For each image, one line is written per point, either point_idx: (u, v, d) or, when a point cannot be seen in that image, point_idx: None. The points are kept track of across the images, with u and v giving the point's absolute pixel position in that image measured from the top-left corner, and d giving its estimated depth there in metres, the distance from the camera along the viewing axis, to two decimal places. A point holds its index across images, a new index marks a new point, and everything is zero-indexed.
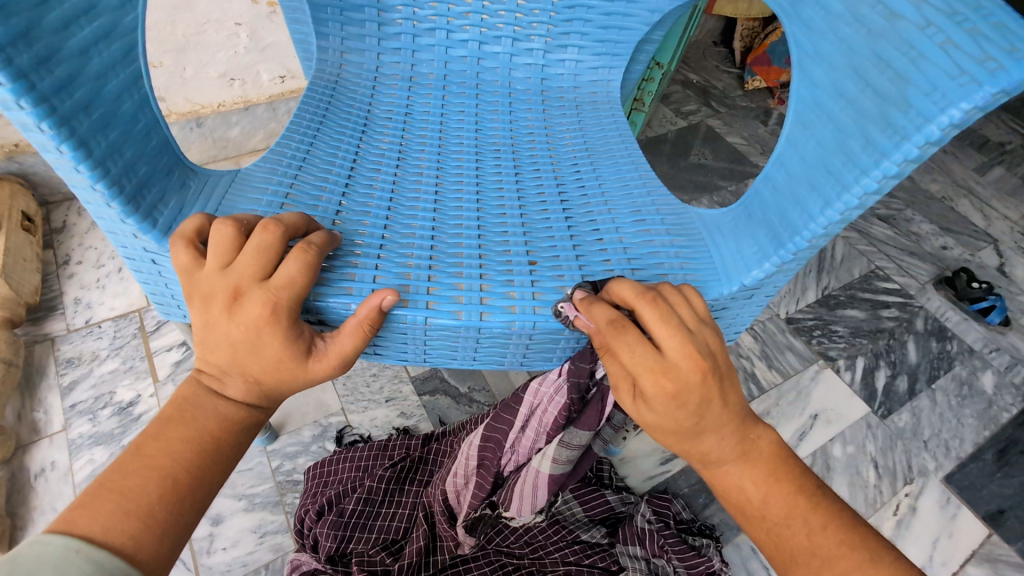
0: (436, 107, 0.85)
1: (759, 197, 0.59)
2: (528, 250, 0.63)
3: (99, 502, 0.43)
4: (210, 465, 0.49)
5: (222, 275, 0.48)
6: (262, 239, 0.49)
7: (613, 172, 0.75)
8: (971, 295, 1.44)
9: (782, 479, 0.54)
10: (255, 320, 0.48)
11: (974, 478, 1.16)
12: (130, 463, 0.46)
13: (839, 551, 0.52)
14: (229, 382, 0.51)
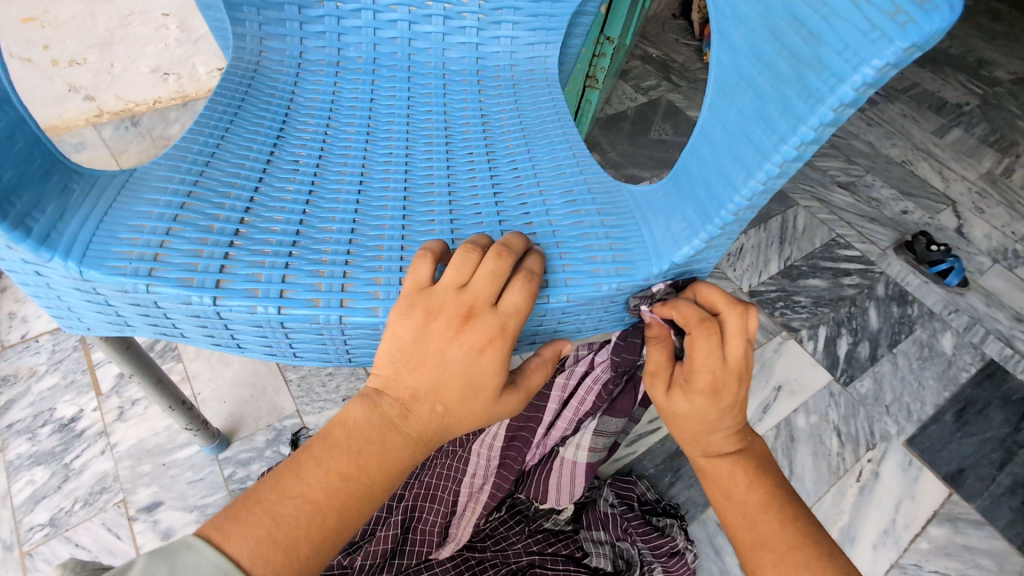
0: (364, 93, 0.81)
1: (687, 170, 0.57)
2: (454, 240, 0.60)
3: (253, 521, 0.45)
4: (366, 498, 0.49)
5: (459, 293, 0.51)
6: (496, 267, 0.51)
7: (547, 154, 0.72)
8: (931, 258, 1.44)
9: (765, 474, 0.60)
10: (434, 349, 0.50)
11: (935, 439, 1.17)
12: (289, 483, 0.47)
13: (803, 543, 0.56)
14: (393, 405, 0.51)
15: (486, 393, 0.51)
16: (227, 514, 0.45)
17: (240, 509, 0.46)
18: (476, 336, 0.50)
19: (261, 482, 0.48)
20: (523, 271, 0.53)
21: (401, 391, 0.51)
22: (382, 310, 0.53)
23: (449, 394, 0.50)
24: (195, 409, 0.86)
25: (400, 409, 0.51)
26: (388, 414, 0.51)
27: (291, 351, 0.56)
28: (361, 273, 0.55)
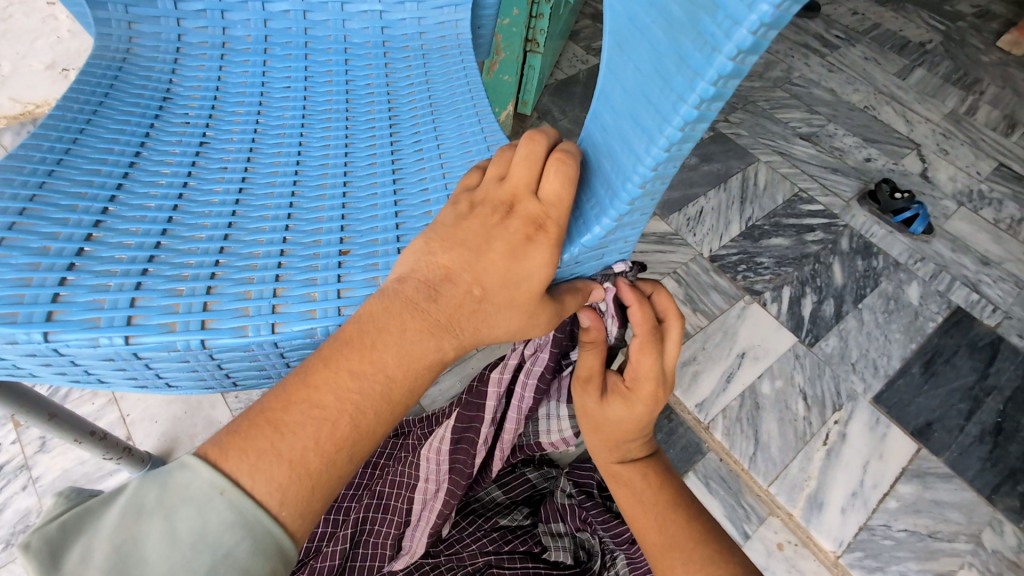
0: (253, 76, 0.72)
1: (593, 138, 0.50)
2: (342, 239, 0.53)
3: (253, 433, 0.37)
4: (381, 403, 0.40)
5: (499, 185, 0.44)
6: (534, 146, 0.43)
7: (455, 133, 0.64)
8: (895, 207, 1.39)
9: (669, 480, 0.69)
10: (470, 239, 0.42)
11: (902, 394, 1.15)
12: (295, 389, 0.38)
13: (705, 535, 0.63)
14: (415, 294, 0.41)
15: (531, 286, 0.41)
16: (229, 429, 0.38)
17: (240, 421, 0.38)
18: (519, 220, 0.42)
19: (269, 390, 0.39)
20: (563, 150, 0.44)
21: (426, 280, 0.42)
22: (251, 329, 0.46)
23: (490, 280, 0.41)
24: (109, 438, 0.79)
25: (426, 296, 0.41)
26: (412, 300, 0.41)
27: (162, 381, 0.50)
28: (228, 286, 0.48)
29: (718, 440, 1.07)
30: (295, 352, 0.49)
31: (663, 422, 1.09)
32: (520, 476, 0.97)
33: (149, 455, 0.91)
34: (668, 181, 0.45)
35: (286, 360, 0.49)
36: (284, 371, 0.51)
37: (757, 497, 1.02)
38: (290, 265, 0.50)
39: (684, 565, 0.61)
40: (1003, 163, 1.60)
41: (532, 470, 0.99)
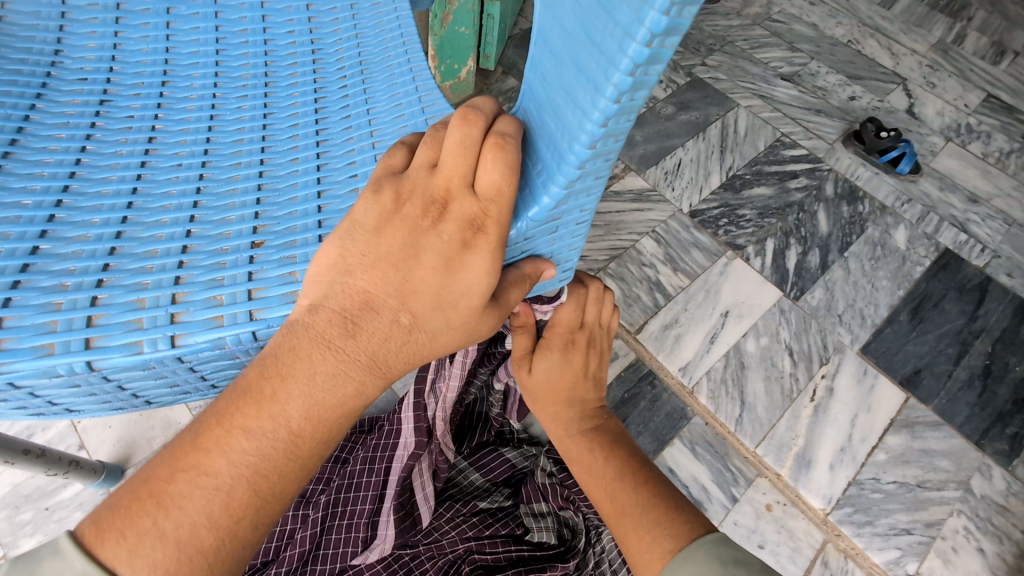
0: (154, 39, 0.60)
1: (533, 92, 0.42)
2: (257, 228, 0.45)
3: (132, 511, 0.33)
4: (290, 460, 0.35)
5: (431, 177, 0.38)
6: (468, 130, 0.36)
7: (387, 94, 0.56)
8: (881, 147, 1.32)
9: (617, 448, 0.65)
10: (397, 249, 0.37)
11: (890, 343, 1.11)
12: (184, 453, 0.34)
13: (656, 499, 0.57)
14: (326, 330, 0.36)
15: (469, 302, 0.38)
16: (106, 505, 0.34)
17: (119, 495, 0.34)
18: (455, 222, 0.37)
19: (161, 453, 0.35)
20: (502, 131, 0.37)
21: (341, 310, 0.37)
22: (146, 345, 0.38)
23: (420, 301, 0.37)
24: (48, 453, 0.72)
25: (342, 331, 0.36)
26: (325, 337, 0.36)
27: (61, 408, 0.42)
28: (121, 291, 0.40)
29: (703, 404, 1.04)
30: (207, 365, 0.41)
31: (646, 389, 1.05)
32: (499, 454, 0.92)
33: (104, 463, 0.84)
34: (624, 137, 0.38)
35: (202, 375, 0.42)
36: (203, 385, 0.44)
37: (745, 459, 1.00)
38: (193, 263, 0.42)
39: (636, 535, 0.55)
40: (991, 94, 1.52)
41: (510, 448, 0.94)
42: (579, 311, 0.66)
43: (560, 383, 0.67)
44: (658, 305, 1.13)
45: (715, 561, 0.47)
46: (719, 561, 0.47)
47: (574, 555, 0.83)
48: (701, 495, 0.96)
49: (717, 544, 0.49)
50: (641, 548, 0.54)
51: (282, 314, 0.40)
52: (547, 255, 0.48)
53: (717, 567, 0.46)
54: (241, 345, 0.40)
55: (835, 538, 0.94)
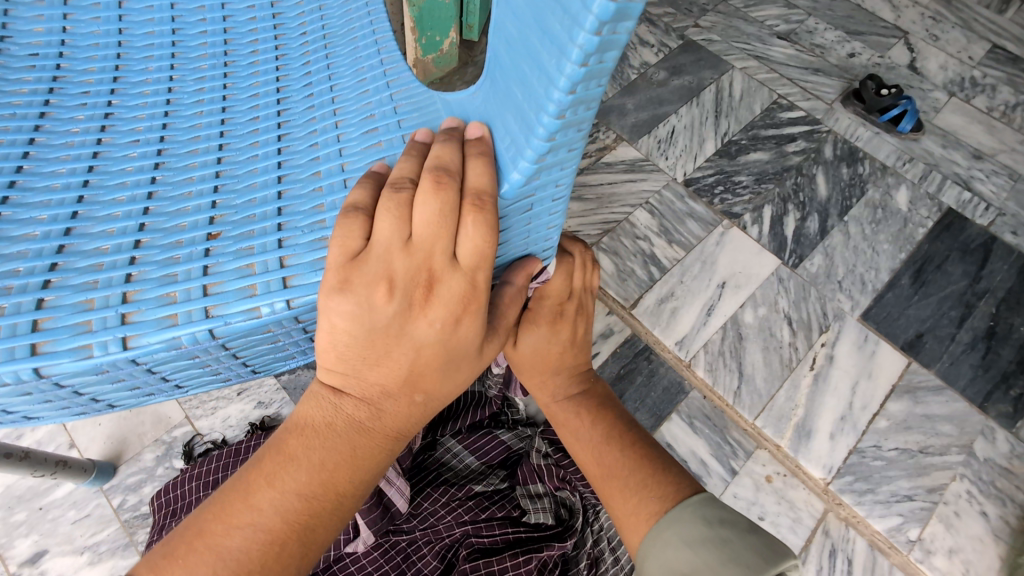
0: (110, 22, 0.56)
1: (497, 58, 0.39)
2: (214, 218, 0.42)
3: (196, 559, 0.39)
4: (331, 516, 0.42)
5: (407, 254, 0.37)
6: (443, 199, 0.37)
7: (350, 67, 0.52)
8: (882, 105, 1.27)
9: (606, 411, 0.64)
10: (394, 339, 0.39)
11: (891, 308, 1.09)
12: (239, 510, 0.40)
13: (640, 461, 0.59)
14: (356, 407, 0.41)
15: (469, 371, 0.42)
16: (167, 554, 0.39)
17: (180, 545, 0.39)
18: (443, 306, 0.38)
19: (212, 507, 0.41)
20: (477, 190, 0.37)
21: (363, 390, 0.41)
22: (95, 347, 0.36)
23: (428, 382, 0.41)
24: (33, 455, 0.72)
25: (367, 412, 0.41)
26: (355, 419, 0.41)
27: (17, 416, 0.40)
28: (68, 293, 0.38)
29: (701, 377, 1.02)
30: (166, 366, 0.39)
31: (642, 364, 1.04)
32: (493, 437, 0.92)
33: (94, 461, 0.83)
34: (596, 104, 0.35)
35: (162, 377, 0.40)
36: (166, 387, 0.42)
37: (744, 431, 0.99)
38: (146, 258, 0.40)
39: (623, 496, 0.57)
40: (996, 45, 1.46)
41: (505, 430, 0.93)
42: (568, 279, 0.59)
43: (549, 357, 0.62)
44: (652, 279, 1.10)
45: (701, 522, 0.50)
46: (703, 520, 0.51)
47: (572, 535, 0.83)
48: (701, 470, 0.96)
49: (701, 505, 0.53)
50: (629, 507, 0.56)
51: (239, 311, 0.38)
52: (522, 235, 0.45)
53: (705, 528, 0.50)
54: (198, 344, 0.38)
55: (836, 507, 0.94)
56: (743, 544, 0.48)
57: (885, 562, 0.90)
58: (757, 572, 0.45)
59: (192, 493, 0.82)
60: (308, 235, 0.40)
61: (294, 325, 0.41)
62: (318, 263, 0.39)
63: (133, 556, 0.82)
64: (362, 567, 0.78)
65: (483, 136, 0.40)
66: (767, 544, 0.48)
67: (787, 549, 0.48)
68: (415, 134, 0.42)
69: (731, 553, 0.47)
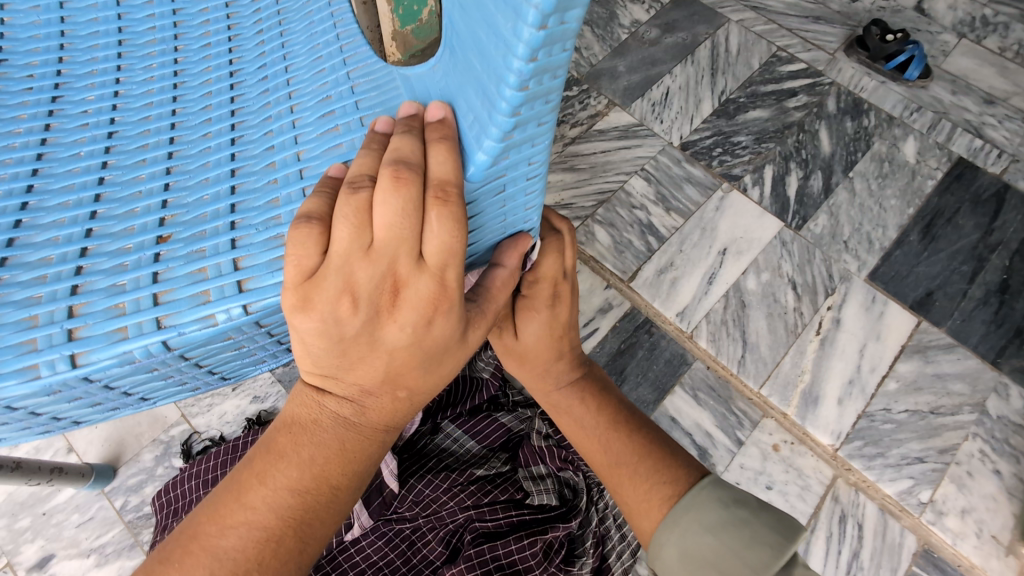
0: None
1: (454, 25, 0.34)
2: (164, 219, 0.39)
3: (192, 563, 0.37)
4: (327, 511, 0.40)
5: (368, 259, 0.34)
6: (403, 196, 0.33)
7: (304, 36, 0.47)
8: (887, 52, 1.20)
9: (606, 396, 0.63)
10: (367, 341, 0.36)
11: (900, 267, 1.05)
12: (232, 510, 0.38)
13: (647, 450, 0.58)
14: (341, 403, 0.39)
15: (453, 363, 0.40)
16: (162, 559, 0.38)
17: (175, 550, 0.38)
18: (412, 309, 0.35)
19: (205, 509, 0.39)
20: (440, 181, 0.34)
21: (345, 388, 0.39)
22: (43, 367, 0.35)
23: (410, 379, 0.39)
24: (25, 464, 0.73)
25: (353, 409, 0.39)
26: (342, 415, 0.39)
27: None
28: (11, 311, 0.36)
29: (704, 348, 1.00)
30: (123, 381, 0.38)
31: (643, 338, 1.02)
32: (494, 420, 0.90)
33: (93, 465, 0.86)
34: (563, 70, 0.31)
35: (122, 390, 0.39)
36: (131, 400, 0.41)
37: (749, 400, 0.97)
38: (92, 267, 0.37)
39: (636, 484, 0.56)
40: None
41: (505, 412, 0.91)
42: (558, 259, 0.55)
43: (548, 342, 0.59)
44: (651, 249, 1.07)
45: (718, 506, 0.51)
46: (719, 503, 0.52)
47: (577, 515, 0.83)
48: (705, 442, 0.95)
49: (713, 487, 0.53)
50: (642, 496, 0.55)
51: (192, 319, 0.36)
52: (499, 218, 0.42)
53: (723, 512, 0.51)
54: (152, 357, 0.36)
55: (845, 472, 0.92)
56: (761, 522, 0.50)
57: (896, 524, 0.89)
58: (780, 550, 0.47)
59: (193, 491, 0.81)
60: (263, 233, 0.37)
61: (256, 330, 0.38)
62: (274, 264, 0.37)
63: (139, 555, 0.85)
64: (366, 555, 0.79)
65: (444, 118, 0.35)
66: (780, 519, 0.50)
67: (797, 522, 0.50)
68: (375, 124, 0.37)
69: (753, 535, 0.49)
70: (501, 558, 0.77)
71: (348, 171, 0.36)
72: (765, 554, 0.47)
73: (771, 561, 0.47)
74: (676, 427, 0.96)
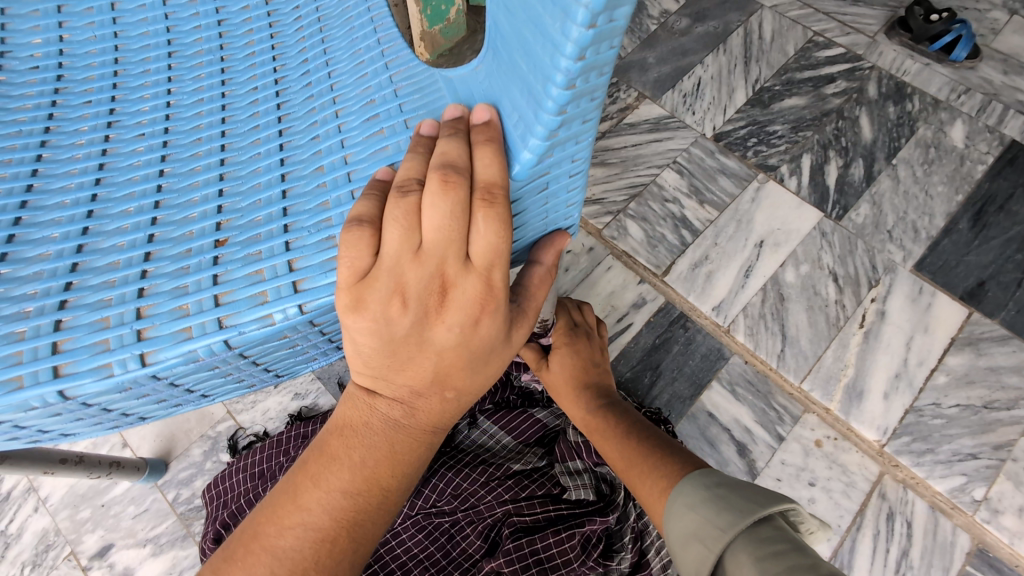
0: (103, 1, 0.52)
1: (498, 26, 0.35)
2: (220, 224, 0.41)
3: (254, 561, 0.39)
4: (378, 512, 0.41)
5: (416, 262, 0.35)
6: (452, 199, 0.34)
7: (344, 40, 0.48)
8: (932, 33, 1.15)
9: (626, 414, 0.78)
10: (417, 349, 0.37)
11: (949, 256, 1.01)
12: (289, 511, 0.40)
13: (659, 453, 0.69)
14: (391, 405, 0.40)
15: (498, 364, 0.41)
16: (227, 557, 0.40)
17: (237, 548, 0.40)
18: (459, 310, 0.36)
19: (263, 510, 0.41)
20: (487, 183, 0.34)
21: (395, 390, 0.39)
22: (114, 367, 0.37)
23: (458, 382, 0.39)
24: (86, 459, 0.78)
25: (402, 411, 0.40)
26: (391, 418, 0.40)
27: (55, 432, 0.41)
28: (83, 312, 0.38)
29: (741, 343, 0.98)
30: (187, 377, 0.39)
31: (678, 332, 1.01)
32: (529, 416, 0.91)
33: (146, 460, 0.90)
34: (610, 67, 0.31)
35: (186, 386, 0.41)
36: (192, 397, 0.43)
37: (790, 395, 0.95)
38: (157, 271, 0.39)
39: (644, 476, 0.68)
40: None
41: (540, 408, 0.93)
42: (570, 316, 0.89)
43: (570, 370, 0.84)
44: (685, 243, 1.05)
45: (700, 487, 0.59)
46: (704, 487, 0.59)
47: (614, 510, 0.82)
48: (745, 437, 0.94)
49: (702, 475, 0.61)
50: (649, 486, 0.66)
51: (252, 318, 0.37)
52: (541, 215, 0.42)
53: (705, 492, 0.58)
54: (215, 355, 0.38)
55: (892, 469, 0.90)
56: (737, 494, 0.55)
57: (948, 523, 0.86)
58: (751, 513, 0.51)
59: (240, 484, 0.84)
60: (315, 235, 0.39)
61: (310, 329, 0.40)
62: (327, 265, 0.38)
63: (191, 546, 0.88)
64: (406, 546, 0.80)
65: (490, 120, 0.35)
66: (761, 494, 0.54)
67: (783, 496, 0.53)
68: (420, 127, 0.38)
69: (726, 505, 0.54)
70: (539, 552, 0.78)
71: (396, 175, 0.36)
72: (733, 516, 0.52)
73: (737, 520, 0.51)
74: (713, 424, 0.96)
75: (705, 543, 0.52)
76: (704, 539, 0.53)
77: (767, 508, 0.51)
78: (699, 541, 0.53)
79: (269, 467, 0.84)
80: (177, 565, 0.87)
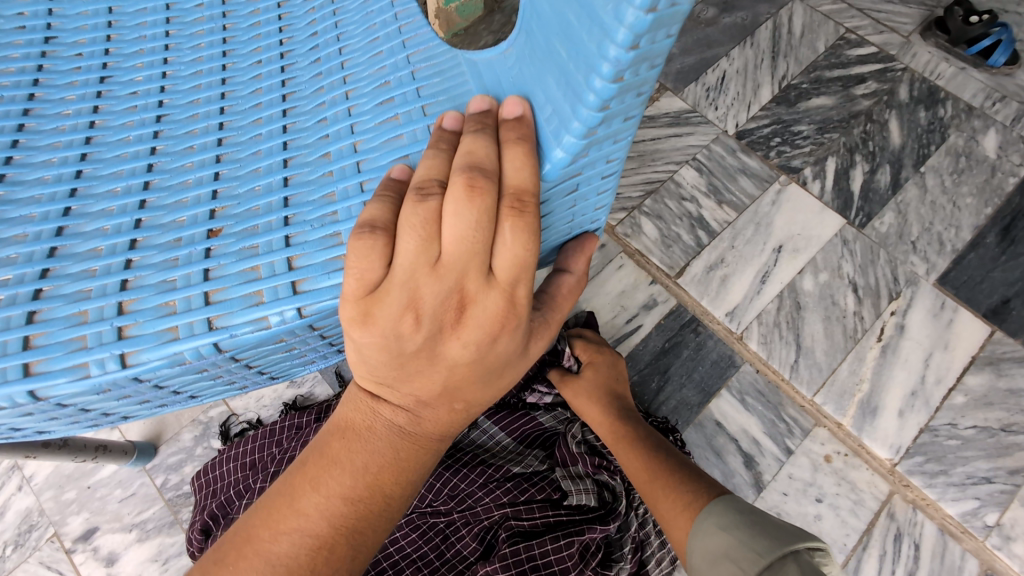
0: None
1: (536, 4, 0.30)
2: (215, 211, 0.37)
3: (245, 566, 0.36)
4: (379, 519, 0.38)
5: (436, 276, 0.31)
6: (478, 207, 0.30)
7: (358, 14, 0.43)
8: (970, 36, 1.09)
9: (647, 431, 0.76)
10: (429, 361, 0.34)
11: (974, 272, 0.97)
12: (284, 515, 0.37)
13: (683, 475, 0.68)
14: (396, 411, 0.37)
15: (513, 376, 0.37)
16: (215, 561, 0.37)
17: (228, 552, 0.37)
18: (477, 326, 0.32)
19: (256, 511, 0.38)
20: (516, 188, 0.30)
21: (401, 398, 0.36)
22: (91, 367, 0.33)
23: (469, 393, 0.36)
24: (71, 443, 0.75)
25: (408, 419, 0.37)
26: (397, 425, 0.37)
27: (29, 430, 0.38)
28: (60, 304, 0.34)
29: (754, 351, 0.95)
30: (172, 380, 0.36)
31: (688, 337, 0.98)
32: (531, 418, 0.89)
33: (134, 443, 0.87)
34: (662, 59, 0.27)
35: (170, 388, 0.37)
36: (179, 398, 0.40)
37: (801, 408, 0.92)
38: (142, 261, 0.35)
39: (666, 492, 0.67)
40: None
41: (542, 411, 0.91)
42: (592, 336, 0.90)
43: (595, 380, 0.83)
44: (700, 244, 1.01)
45: (732, 510, 0.58)
46: (737, 510, 0.58)
47: (615, 519, 0.80)
48: (753, 449, 0.91)
49: (730, 501, 0.60)
50: (671, 503, 0.65)
51: (244, 320, 0.34)
52: (567, 219, 0.38)
53: (737, 516, 0.57)
54: (203, 359, 0.34)
55: (902, 489, 0.87)
56: (773, 526, 0.54)
57: (957, 547, 0.84)
58: (787, 542, 0.50)
59: (231, 474, 0.81)
60: (318, 231, 0.35)
61: (309, 333, 0.36)
62: (331, 265, 0.34)
63: (179, 533, 0.86)
64: (400, 545, 0.77)
65: (522, 115, 0.32)
66: (797, 531, 0.53)
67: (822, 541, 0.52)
68: (443, 120, 0.34)
69: (761, 531, 0.53)
70: (536, 558, 0.75)
71: (414, 174, 0.33)
72: (769, 542, 0.51)
73: (773, 545, 0.50)
74: (721, 433, 0.93)
75: (738, 564, 0.51)
76: (737, 560, 0.51)
77: (803, 541, 0.50)
78: (731, 561, 0.52)
79: (261, 459, 0.81)
80: (164, 551, 0.85)
